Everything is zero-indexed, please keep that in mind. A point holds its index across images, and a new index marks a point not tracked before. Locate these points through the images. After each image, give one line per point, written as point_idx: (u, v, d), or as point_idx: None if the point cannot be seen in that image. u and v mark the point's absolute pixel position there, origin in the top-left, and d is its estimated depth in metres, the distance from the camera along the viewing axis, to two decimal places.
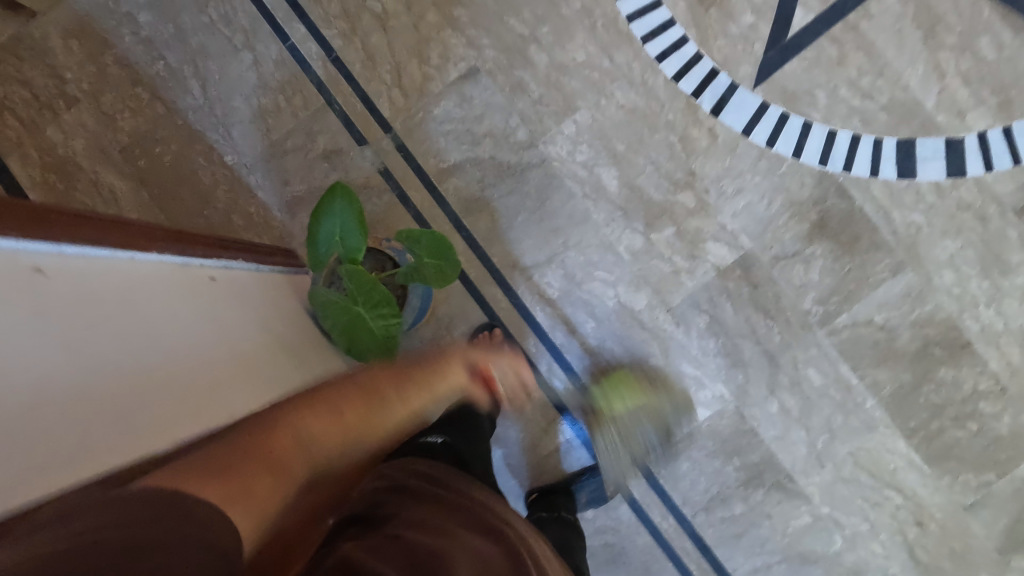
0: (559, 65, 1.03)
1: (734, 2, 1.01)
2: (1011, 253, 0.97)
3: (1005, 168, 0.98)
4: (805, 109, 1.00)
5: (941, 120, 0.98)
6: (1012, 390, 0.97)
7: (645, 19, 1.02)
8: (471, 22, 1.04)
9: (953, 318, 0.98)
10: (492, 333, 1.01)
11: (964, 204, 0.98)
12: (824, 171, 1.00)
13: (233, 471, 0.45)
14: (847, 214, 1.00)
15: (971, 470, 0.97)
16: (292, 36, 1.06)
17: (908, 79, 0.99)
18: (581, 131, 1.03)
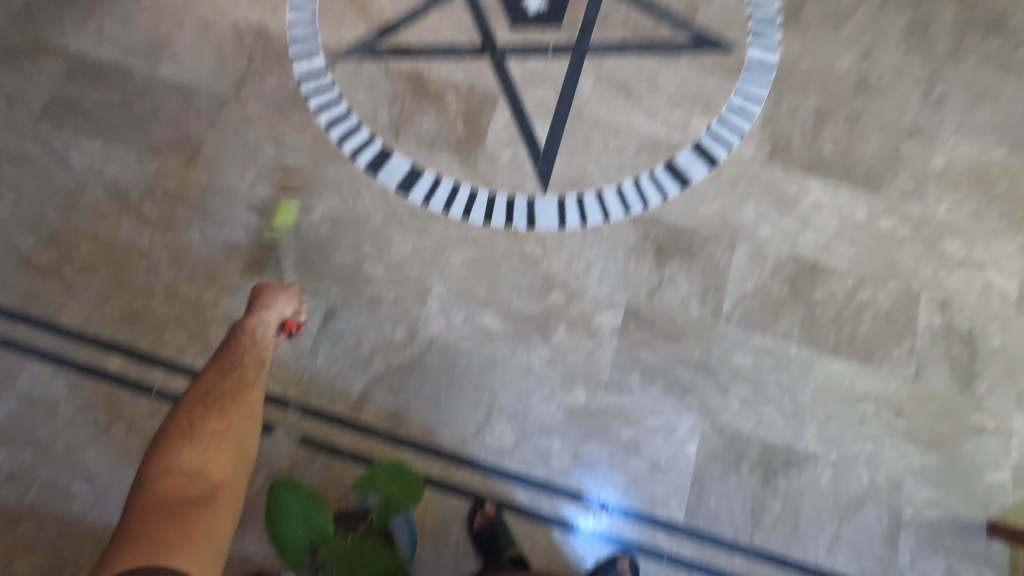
0: (395, 264, 1.16)
1: (490, 148, 1.24)
2: (788, 188, 1.22)
3: (739, 140, 1.25)
4: (589, 184, 1.22)
5: (677, 138, 1.25)
6: (868, 272, 1.17)
7: (437, 195, 1.20)
8: (307, 276, 1.15)
9: (792, 252, 1.18)
10: (484, 510, 1.01)
11: (735, 178, 1.23)
12: (633, 215, 1.20)
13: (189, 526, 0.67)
14: (670, 233, 1.19)
15: (895, 346, 1.12)
16: (155, 382, 1.08)
17: (637, 125, 1.26)
18: (445, 300, 1.14)
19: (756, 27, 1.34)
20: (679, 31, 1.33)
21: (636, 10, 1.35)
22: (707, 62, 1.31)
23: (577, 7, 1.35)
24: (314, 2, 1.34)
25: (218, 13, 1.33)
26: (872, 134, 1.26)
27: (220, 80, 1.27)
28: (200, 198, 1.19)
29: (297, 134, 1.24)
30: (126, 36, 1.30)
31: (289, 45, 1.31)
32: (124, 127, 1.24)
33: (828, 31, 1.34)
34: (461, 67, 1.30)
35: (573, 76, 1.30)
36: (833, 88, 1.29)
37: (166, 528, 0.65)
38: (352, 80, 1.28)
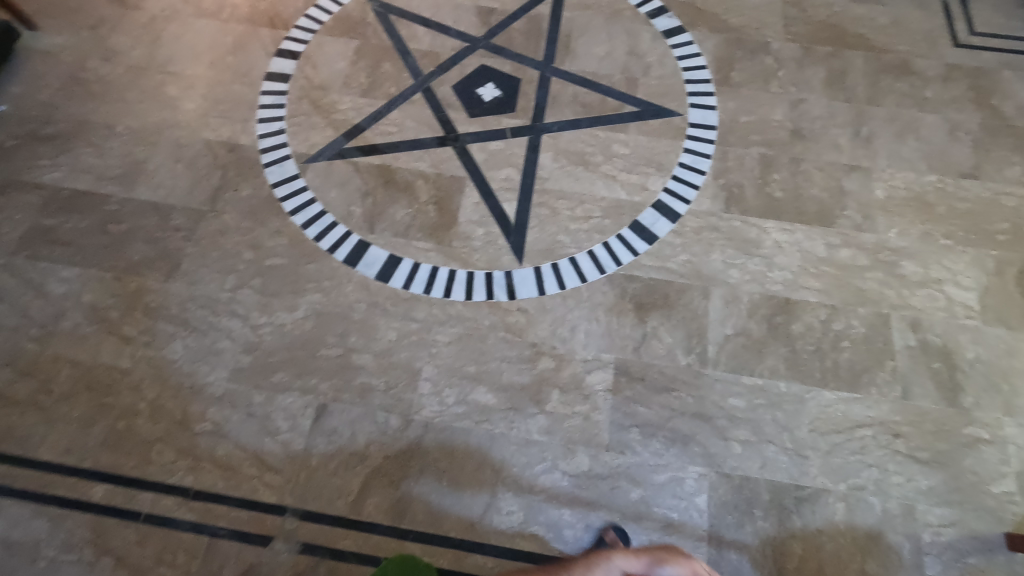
0: (383, 352, 1.16)
1: (463, 229, 1.29)
2: (749, 232, 1.29)
3: (695, 194, 1.33)
4: (562, 251, 1.27)
5: (638, 199, 1.33)
6: (838, 302, 1.21)
7: (417, 279, 1.23)
8: (294, 375, 1.14)
9: (764, 292, 1.22)
10: None
11: (698, 229, 1.29)
12: (608, 275, 1.24)
13: None
14: (646, 288, 1.23)
15: (878, 370, 1.15)
16: (143, 506, 1.03)
17: (599, 192, 1.33)
18: (436, 381, 1.14)
19: (693, 93, 1.46)
20: (624, 103, 1.44)
21: (582, 90, 1.46)
22: (655, 127, 1.41)
23: (528, 93, 1.46)
24: (282, 115, 1.42)
25: (191, 135, 1.40)
26: (815, 175, 1.35)
27: (195, 195, 1.32)
28: (182, 311, 1.20)
29: (274, 237, 1.27)
30: (101, 165, 1.35)
31: (261, 156, 1.37)
32: (102, 250, 1.25)
33: (758, 89, 1.47)
34: (427, 157, 1.37)
35: (533, 154, 1.38)
36: (772, 138, 1.40)
37: None
38: (324, 181, 1.34)
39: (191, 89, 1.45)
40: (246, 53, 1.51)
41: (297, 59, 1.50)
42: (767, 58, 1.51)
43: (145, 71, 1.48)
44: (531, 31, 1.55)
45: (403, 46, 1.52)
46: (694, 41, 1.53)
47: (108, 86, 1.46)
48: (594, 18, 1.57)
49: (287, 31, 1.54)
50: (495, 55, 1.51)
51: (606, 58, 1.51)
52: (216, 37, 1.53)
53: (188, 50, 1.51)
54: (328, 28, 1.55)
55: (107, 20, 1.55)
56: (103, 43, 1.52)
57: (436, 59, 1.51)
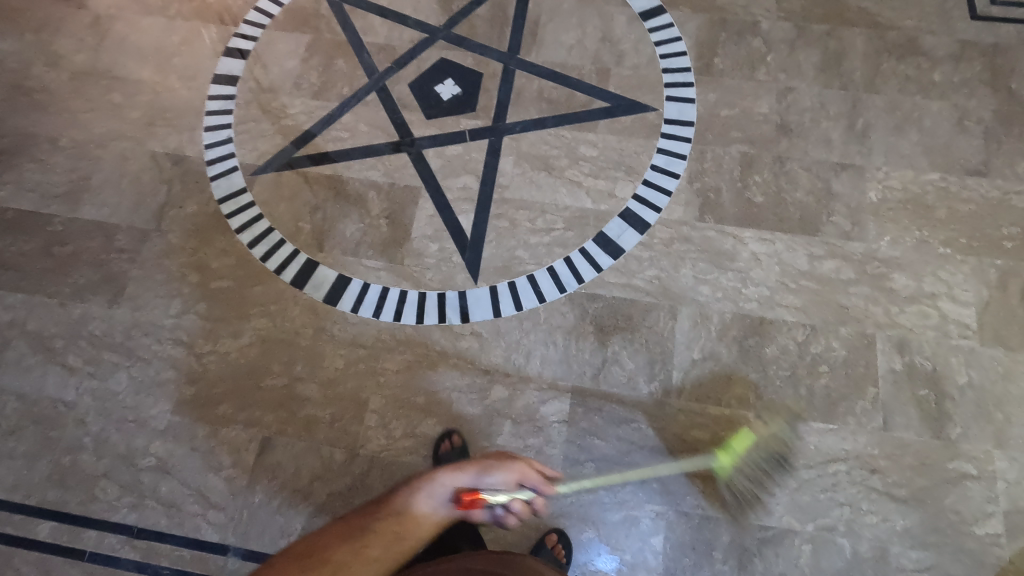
0: (330, 381, 1.11)
1: (416, 245, 1.21)
2: (723, 244, 1.18)
3: (667, 201, 1.22)
4: (521, 269, 1.19)
5: (605, 208, 1.23)
6: (818, 321, 1.12)
7: (366, 302, 1.17)
8: (239, 407, 1.10)
9: (737, 311, 1.13)
10: None
11: (669, 240, 1.19)
12: (568, 294, 1.16)
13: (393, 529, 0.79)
14: (608, 308, 1.14)
15: (857, 398, 1.06)
16: (87, 544, 1.03)
17: (562, 200, 1.24)
18: (383, 413, 1.09)
19: (671, 84, 1.33)
20: (594, 98, 1.32)
21: (548, 83, 1.35)
22: (626, 125, 1.30)
23: (489, 89, 1.35)
24: (229, 122, 1.34)
25: (136, 146, 1.33)
26: (801, 176, 1.23)
27: (139, 213, 1.27)
28: (126, 339, 1.16)
29: (219, 257, 1.22)
30: (46, 182, 1.30)
31: (207, 169, 1.30)
32: (47, 274, 1.22)
33: (743, 77, 1.33)
34: (380, 165, 1.29)
35: (493, 159, 1.28)
36: (756, 134, 1.28)
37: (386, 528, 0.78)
38: (271, 194, 1.27)
39: (136, 96, 1.38)
40: (193, 54, 1.42)
41: (246, 58, 1.41)
42: (754, 40, 1.36)
43: (90, 77, 1.41)
44: (495, 18, 1.43)
45: (357, 39, 1.41)
46: (674, 23, 1.39)
47: (54, 96, 1.40)
48: (564, 1, 1.44)
49: (235, 27, 1.45)
50: (455, 46, 1.40)
51: (576, 46, 1.38)
52: (163, 36, 1.45)
53: (134, 52, 1.43)
54: (278, 21, 1.45)
55: (52, 22, 1.48)
56: (47, 48, 1.45)
57: (392, 53, 1.40)
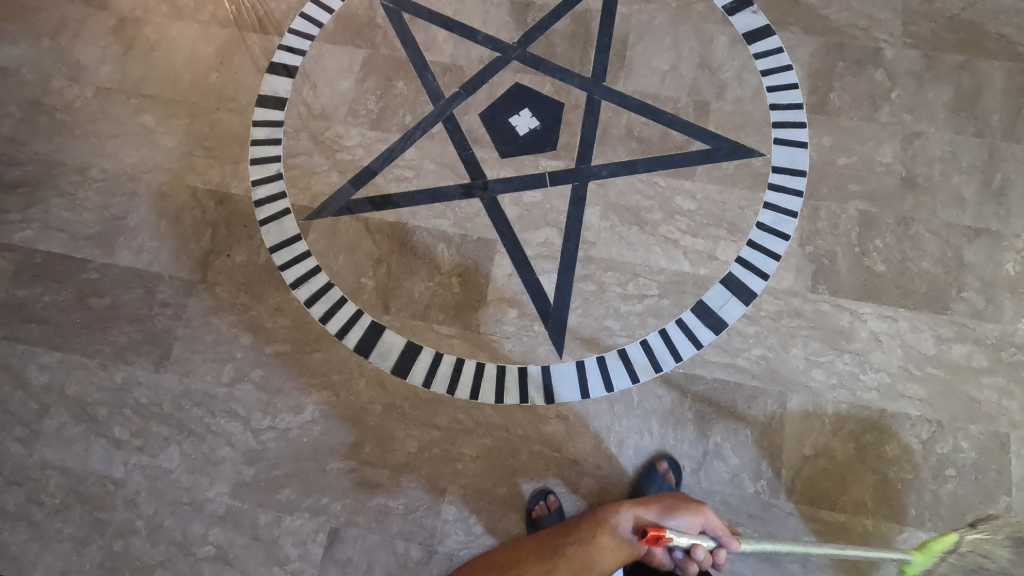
0: (401, 467, 1.01)
1: (493, 309, 1.09)
2: (839, 320, 1.05)
3: (775, 266, 1.09)
4: (611, 341, 1.06)
5: (705, 272, 1.09)
6: (945, 417, 1.00)
7: (439, 375, 1.06)
8: (302, 493, 1.01)
9: (854, 400, 1.02)
10: None
11: (777, 313, 1.06)
12: (665, 374, 1.04)
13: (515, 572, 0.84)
14: (710, 392, 1.03)
15: (988, 508, 0.96)
16: None
17: (656, 261, 1.10)
18: (462, 506, 0.99)
19: (780, 123, 1.17)
20: (692, 138, 1.17)
21: (638, 118, 1.19)
22: (728, 173, 1.14)
23: (572, 124, 1.19)
24: (278, 154, 1.19)
25: (174, 180, 1.19)
26: (928, 241, 1.09)
27: (183, 261, 1.14)
28: (176, 410, 1.06)
29: (274, 316, 1.10)
30: (76, 221, 1.17)
31: (255, 210, 1.16)
32: (84, 331, 1.10)
33: (863, 117, 1.17)
34: (449, 212, 1.15)
35: (578, 208, 1.14)
36: (877, 188, 1.12)
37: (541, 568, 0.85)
38: (329, 244, 1.14)
39: (171, 119, 1.23)
40: (232, 70, 1.25)
41: (293, 76, 1.24)
42: (876, 71, 1.19)
43: (118, 94, 1.25)
44: (576, 35, 1.25)
45: (418, 57, 1.25)
46: (783, 48, 1.22)
47: (77, 115, 1.24)
48: (657, 15, 1.25)
49: (279, 37, 1.27)
50: (531, 69, 1.23)
51: (670, 73, 1.21)
52: (197, 46, 1.27)
53: (165, 65, 1.27)
54: (328, 32, 1.27)
55: (70, 25, 1.30)
56: (67, 56, 1.28)
57: (460, 75, 1.23)
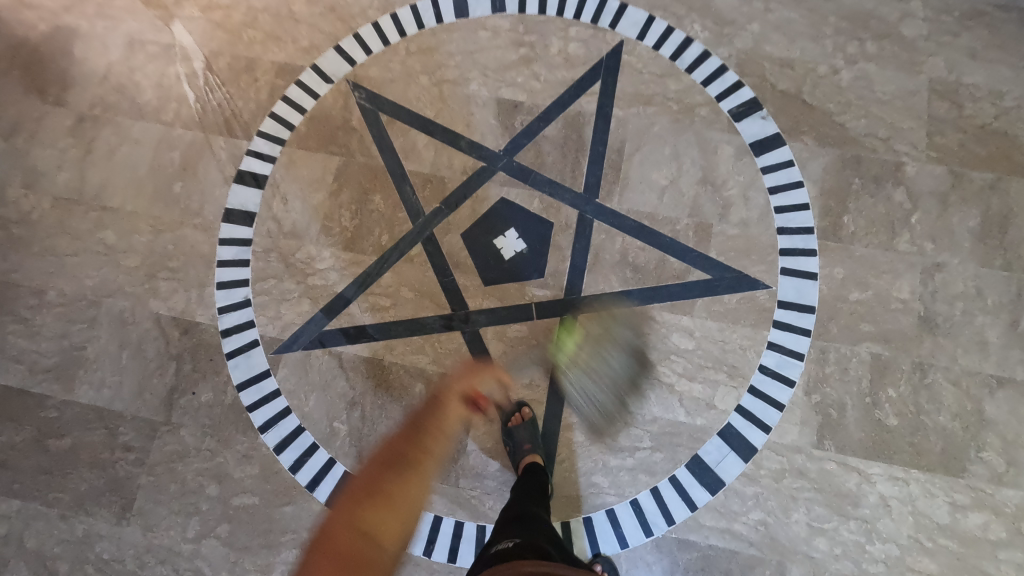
0: None
1: (473, 460, 1.02)
2: (845, 482, 0.98)
3: (778, 418, 1.01)
4: (598, 500, 1.00)
5: (701, 421, 1.02)
6: None
7: (414, 535, 1.00)
8: None
9: (858, 573, 0.95)
10: None
11: (778, 473, 0.99)
12: (656, 538, 0.99)
13: None
14: (703, 561, 0.97)
15: None
16: None
17: (650, 408, 1.03)
18: None
19: (788, 250, 1.07)
20: (691, 266, 1.07)
21: (634, 242, 1.09)
22: (730, 307, 1.06)
23: (561, 247, 1.10)
24: (246, 277, 1.11)
25: (136, 306, 1.11)
26: (945, 392, 1.01)
27: (145, 397, 1.07)
28: (140, 567, 1.01)
29: (242, 464, 1.04)
30: (34, 351, 1.10)
31: (221, 341, 1.09)
32: (44, 476, 1.05)
33: (878, 244, 1.07)
34: (428, 347, 1.07)
35: (567, 345, 1.06)
36: (891, 328, 1.03)
37: None
38: (299, 382, 1.07)
39: (132, 235, 1.14)
40: (198, 178, 1.17)
41: (262, 187, 1.15)
42: (895, 191, 1.09)
43: (76, 205, 1.16)
44: (568, 142, 1.14)
45: (397, 167, 1.15)
46: (795, 160, 1.11)
47: (34, 229, 1.16)
48: (657, 119, 1.14)
49: (247, 141, 1.18)
50: (518, 181, 1.13)
51: (670, 189, 1.11)
52: (160, 151, 1.18)
53: (125, 171, 1.18)
54: (300, 135, 1.18)
55: (25, 124, 1.21)
56: (21, 161, 1.19)
57: (441, 189, 1.14)
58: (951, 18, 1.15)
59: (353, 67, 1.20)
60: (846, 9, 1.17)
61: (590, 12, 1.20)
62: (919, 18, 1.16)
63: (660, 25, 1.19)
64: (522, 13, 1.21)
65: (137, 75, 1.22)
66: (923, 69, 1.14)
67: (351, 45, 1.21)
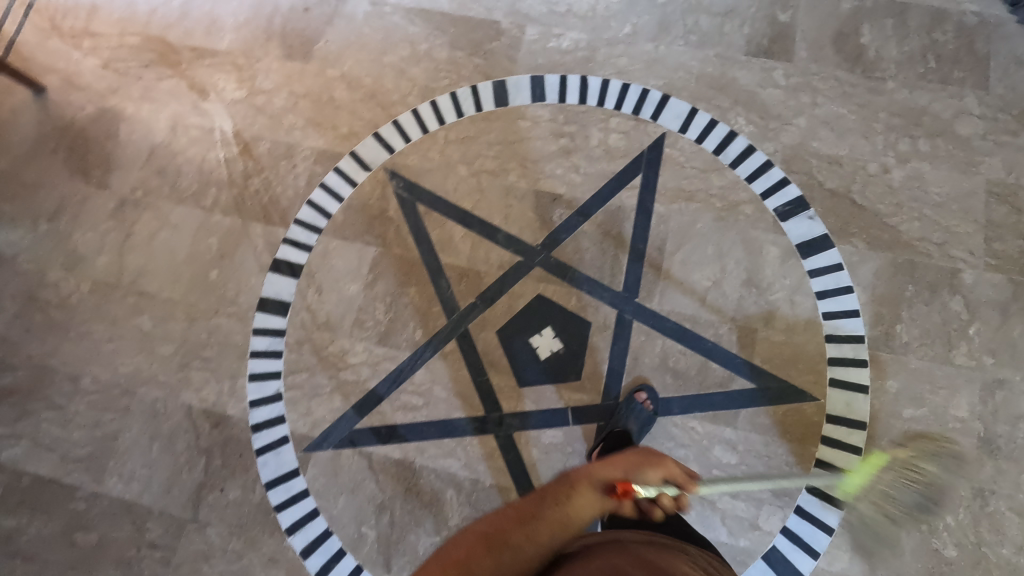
0: None
1: None
2: None
3: (825, 543, 0.96)
4: None
5: (743, 542, 0.97)
6: None
7: None
8: None
9: None
10: None
11: None
12: None
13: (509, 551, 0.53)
14: None
15: None
16: None
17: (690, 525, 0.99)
18: None
19: (837, 360, 1.03)
20: (735, 374, 1.04)
21: (675, 346, 1.06)
22: (775, 419, 1.01)
23: (599, 349, 1.07)
24: (278, 370, 1.11)
25: (169, 396, 1.11)
26: (1008, 521, 0.95)
27: (174, 491, 1.06)
28: None
29: (268, 567, 1.02)
30: (66, 439, 1.10)
31: (252, 436, 1.08)
32: (69, 574, 1.03)
33: (934, 356, 1.02)
34: (460, 451, 1.04)
35: None
36: (949, 449, 0.98)
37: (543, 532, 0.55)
38: (328, 482, 1.05)
39: (168, 322, 1.15)
40: (235, 265, 1.17)
41: (298, 276, 1.15)
42: (952, 299, 1.04)
43: (114, 289, 1.17)
44: (608, 238, 1.12)
45: (433, 259, 1.14)
46: (844, 264, 1.07)
47: (72, 313, 1.17)
48: (699, 216, 1.12)
49: (284, 228, 1.18)
50: (556, 278, 1.11)
51: (713, 290, 1.08)
52: (198, 237, 1.19)
53: (164, 256, 1.19)
54: (337, 223, 1.17)
55: (68, 206, 1.23)
56: (64, 243, 1.21)
57: (477, 283, 1.12)
58: (1008, 117, 1.12)
59: (392, 155, 1.20)
60: (896, 106, 1.14)
61: (631, 103, 1.19)
62: (974, 116, 1.12)
63: (704, 118, 1.17)
64: (562, 103, 1.21)
65: (180, 158, 1.24)
66: (979, 171, 1.10)
67: (390, 132, 1.22)
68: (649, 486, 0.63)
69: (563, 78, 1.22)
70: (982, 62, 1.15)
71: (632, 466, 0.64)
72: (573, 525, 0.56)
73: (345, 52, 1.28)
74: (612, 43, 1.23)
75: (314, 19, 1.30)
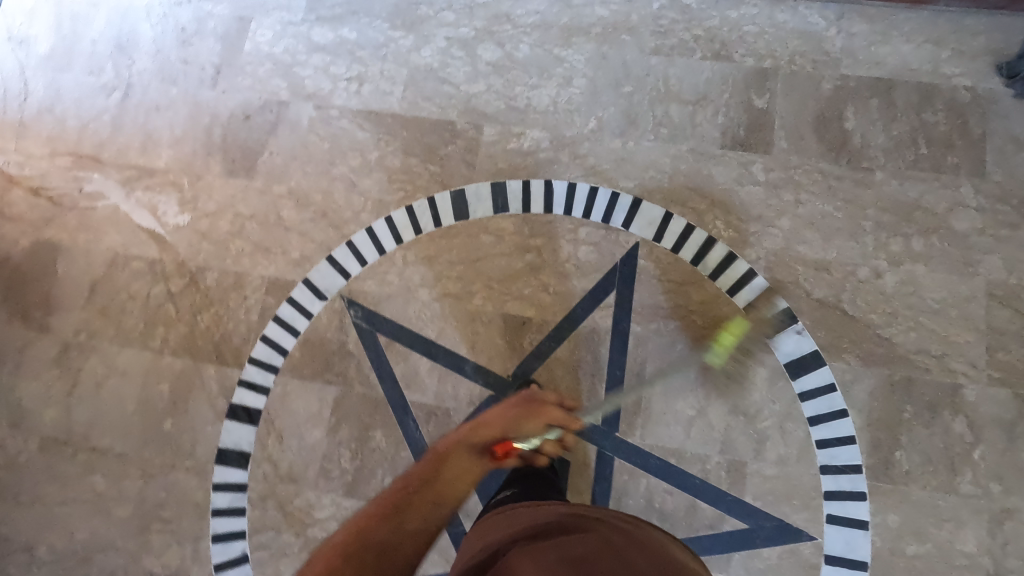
0: None
1: None
2: None
3: None
4: None
5: None
6: None
7: None
8: None
9: None
10: None
11: None
12: None
13: (403, 518, 0.60)
14: None
15: None
16: None
17: None
18: None
19: (833, 494, 0.96)
20: (726, 514, 0.97)
21: (660, 484, 0.99)
22: (770, 562, 0.95)
23: (580, 490, 1.01)
24: (243, 528, 1.04)
25: (129, 562, 1.05)
26: None
27: None
28: None
29: None
30: None
31: None
32: None
33: (937, 485, 0.95)
34: None
35: None
36: None
37: (432, 489, 0.65)
38: None
39: (122, 480, 1.08)
40: (189, 414, 1.10)
41: (256, 423, 1.08)
42: (954, 420, 0.97)
43: (64, 446, 1.11)
44: (583, 364, 1.05)
45: (399, 396, 1.07)
46: (837, 384, 1.00)
47: (21, 476, 1.10)
48: (680, 335, 1.04)
49: (239, 369, 1.10)
50: None
51: (698, 420, 1.01)
52: (149, 382, 1.12)
53: (114, 407, 1.11)
54: (293, 360, 1.10)
55: (9, 355, 1.16)
56: (7, 397, 1.14)
57: (447, 421, 1.05)
58: (1008, 207, 1.03)
59: (347, 281, 1.12)
60: (885, 200, 1.06)
61: (600, 209, 1.11)
62: (971, 208, 1.04)
63: (679, 223, 1.09)
64: (526, 212, 1.12)
65: (123, 294, 1.16)
66: (978, 272, 1.02)
67: (345, 255, 1.13)
68: (529, 438, 0.78)
69: (526, 183, 1.13)
70: (977, 144, 1.06)
71: (517, 417, 0.77)
72: (456, 483, 0.67)
73: (291, 164, 1.19)
74: (576, 140, 1.14)
75: (256, 128, 1.21)
